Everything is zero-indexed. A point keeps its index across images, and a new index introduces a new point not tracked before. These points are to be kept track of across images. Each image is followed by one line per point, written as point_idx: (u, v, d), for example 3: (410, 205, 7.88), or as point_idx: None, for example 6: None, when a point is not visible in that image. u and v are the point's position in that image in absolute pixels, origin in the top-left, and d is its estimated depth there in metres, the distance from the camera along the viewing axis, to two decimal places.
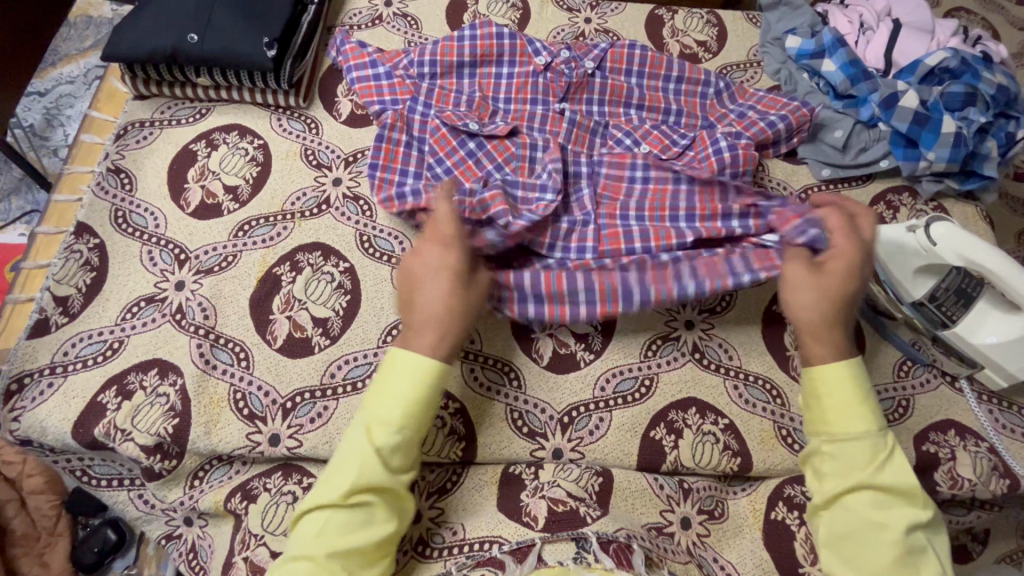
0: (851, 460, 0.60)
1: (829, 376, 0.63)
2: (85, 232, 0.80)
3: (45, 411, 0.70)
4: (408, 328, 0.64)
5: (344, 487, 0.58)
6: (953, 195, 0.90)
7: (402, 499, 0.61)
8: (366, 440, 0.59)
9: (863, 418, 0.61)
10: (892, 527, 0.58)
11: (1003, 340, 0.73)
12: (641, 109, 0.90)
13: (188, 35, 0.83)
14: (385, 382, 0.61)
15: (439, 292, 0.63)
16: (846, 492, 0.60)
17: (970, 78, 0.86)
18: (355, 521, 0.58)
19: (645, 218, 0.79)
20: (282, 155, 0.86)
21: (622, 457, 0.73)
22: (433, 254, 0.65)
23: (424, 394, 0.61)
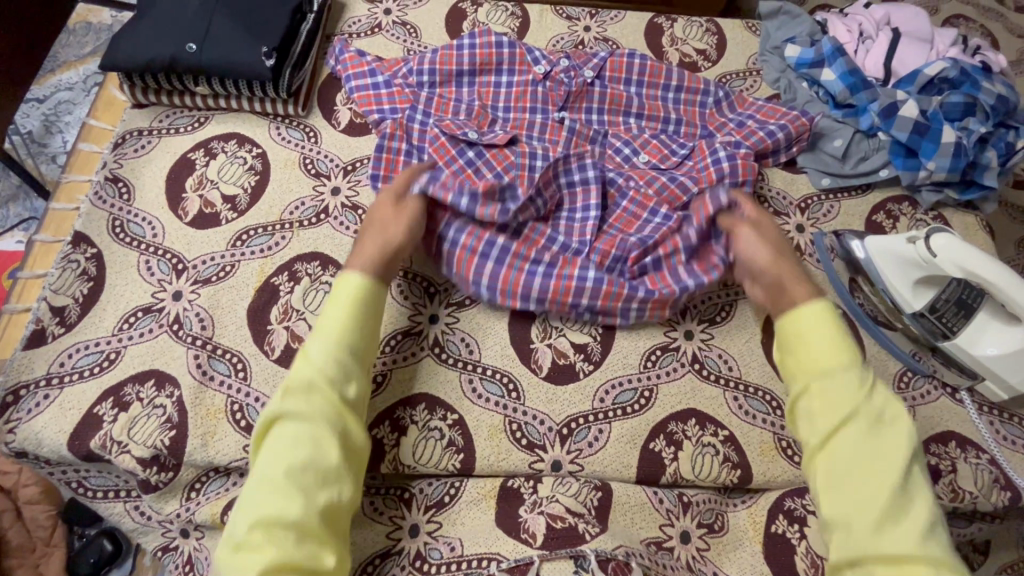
0: (838, 390, 0.64)
1: (807, 315, 0.68)
2: (82, 241, 0.80)
3: (40, 423, 0.70)
4: (358, 250, 0.73)
5: (280, 397, 0.63)
6: (953, 205, 0.89)
7: (343, 413, 0.63)
8: (305, 356, 0.65)
9: (845, 352, 0.66)
10: (884, 453, 0.61)
11: (1004, 351, 0.72)
12: (640, 116, 0.90)
13: (187, 45, 0.83)
14: (334, 301, 0.68)
15: (386, 223, 0.73)
16: (838, 429, 0.63)
17: (969, 88, 0.86)
18: (304, 436, 0.61)
19: (660, 242, 0.77)
20: (281, 164, 0.86)
21: (621, 470, 0.73)
22: (391, 193, 0.75)
23: (354, 308, 0.67)
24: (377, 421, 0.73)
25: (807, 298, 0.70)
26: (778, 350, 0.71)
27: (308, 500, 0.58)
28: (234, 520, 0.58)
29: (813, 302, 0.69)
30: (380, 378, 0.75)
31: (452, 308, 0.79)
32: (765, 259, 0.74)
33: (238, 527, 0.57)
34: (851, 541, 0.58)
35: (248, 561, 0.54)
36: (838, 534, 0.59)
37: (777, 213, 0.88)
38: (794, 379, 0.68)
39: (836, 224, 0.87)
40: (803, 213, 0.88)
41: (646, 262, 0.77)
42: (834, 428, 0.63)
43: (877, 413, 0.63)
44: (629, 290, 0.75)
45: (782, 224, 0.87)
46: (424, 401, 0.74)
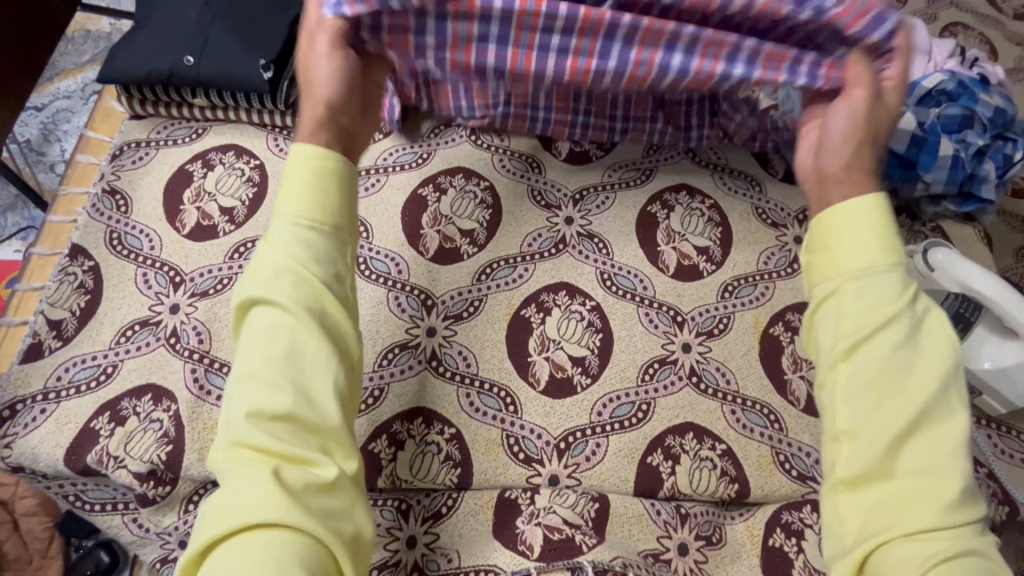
0: (880, 291, 0.57)
1: (860, 211, 0.61)
2: (80, 254, 0.80)
3: (37, 437, 0.70)
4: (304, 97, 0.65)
5: (256, 283, 0.58)
6: (951, 217, 0.89)
7: (324, 300, 0.58)
8: (281, 233, 0.60)
9: (888, 253, 0.59)
10: (915, 366, 0.56)
11: (1002, 366, 0.72)
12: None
13: (185, 58, 0.83)
14: (288, 185, 0.62)
15: (327, 78, 0.64)
16: (878, 330, 0.56)
17: (967, 100, 0.86)
18: (285, 327, 0.56)
19: (698, 47, 0.62)
20: (279, 176, 0.86)
21: (619, 483, 0.73)
22: (322, 37, 0.63)
23: (323, 198, 0.61)
24: (374, 435, 0.73)
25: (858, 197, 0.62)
26: (806, 253, 0.64)
27: (298, 393, 0.54)
28: (224, 424, 0.55)
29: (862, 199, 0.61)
30: (378, 392, 0.75)
31: (450, 321, 0.79)
32: (841, 160, 0.63)
33: (227, 435, 0.54)
34: (864, 454, 0.54)
35: (242, 471, 0.51)
36: (850, 446, 0.55)
37: (775, 225, 0.88)
38: (822, 281, 0.61)
39: None
40: (801, 225, 0.88)
41: (662, 56, 0.62)
42: (873, 330, 0.56)
43: (917, 323, 0.57)
44: (662, 66, 0.62)
45: (779, 236, 0.87)
46: (421, 414, 0.74)
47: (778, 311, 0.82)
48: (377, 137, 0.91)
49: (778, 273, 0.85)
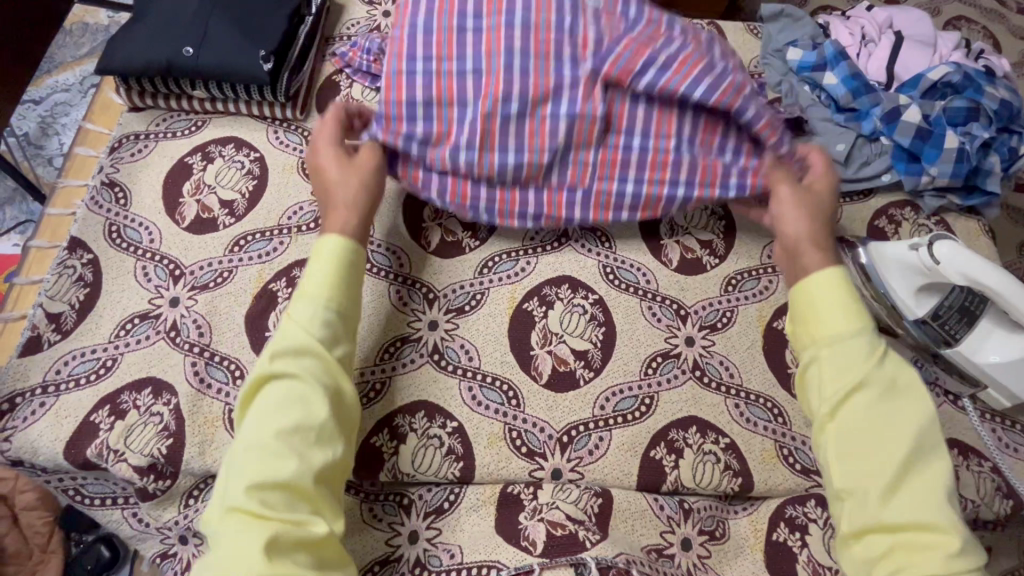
0: (850, 359, 0.60)
1: (824, 279, 0.64)
2: (78, 247, 0.79)
3: (36, 431, 0.69)
4: (325, 209, 0.70)
5: (265, 358, 0.60)
6: (955, 210, 0.89)
7: (331, 371, 0.61)
8: (289, 319, 0.62)
9: (857, 317, 0.62)
10: (894, 423, 0.58)
11: (1007, 360, 0.72)
12: (606, 21, 0.75)
13: (184, 49, 0.82)
14: (314, 266, 0.65)
15: (345, 186, 0.70)
16: (853, 391, 0.59)
17: (972, 93, 0.85)
18: (292, 396, 0.58)
19: (645, 171, 0.76)
20: (279, 169, 0.86)
21: (622, 478, 0.72)
22: (326, 153, 0.72)
23: (338, 275, 0.64)
24: (376, 429, 0.72)
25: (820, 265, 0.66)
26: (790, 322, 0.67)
27: (302, 459, 0.55)
28: (221, 491, 0.55)
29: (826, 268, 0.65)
30: (380, 385, 0.74)
31: (452, 315, 0.79)
32: (794, 231, 0.69)
33: (221, 502, 0.54)
34: (865, 513, 0.55)
35: (238, 536, 0.51)
36: (849, 504, 0.57)
37: None
38: (804, 346, 0.64)
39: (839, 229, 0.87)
40: None
41: (616, 188, 0.77)
42: (848, 392, 0.59)
43: (892, 382, 0.59)
44: (618, 194, 0.77)
45: None
46: (422, 408, 0.74)
47: (782, 305, 0.82)
48: None
49: None
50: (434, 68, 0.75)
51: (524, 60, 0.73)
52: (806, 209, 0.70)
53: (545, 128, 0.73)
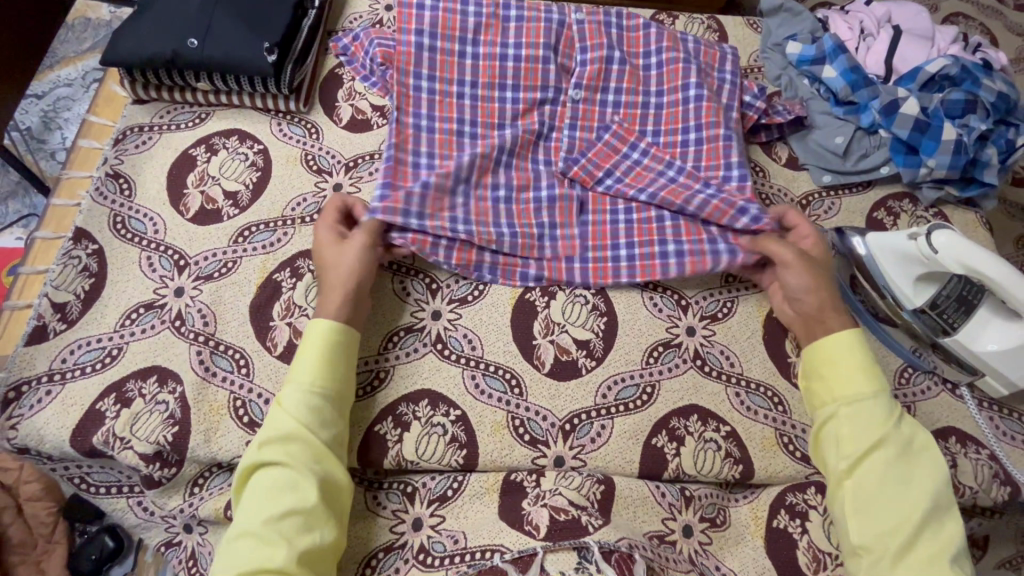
0: (867, 420, 0.65)
1: (843, 344, 0.70)
2: (83, 237, 0.80)
3: (42, 419, 0.70)
4: (323, 288, 0.72)
5: (256, 447, 0.63)
6: (953, 202, 0.90)
7: (323, 458, 0.63)
8: (277, 407, 0.65)
9: (873, 380, 0.67)
10: (907, 484, 0.62)
11: (1004, 348, 0.73)
12: (582, 127, 0.86)
13: (188, 40, 0.82)
14: (302, 356, 0.67)
15: (335, 271, 0.72)
16: (870, 451, 0.63)
17: (970, 86, 0.86)
18: (282, 484, 0.60)
19: (634, 235, 0.80)
20: (283, 160, 0.86)
21: (624, 465, 0.73)
22: (327, 240, 0.75)
23: (324, 365, 0.67)
24: (380, 417, 0.73)
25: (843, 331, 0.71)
26: (805, 377, 0.72)
27: (292, 544, 0.57)
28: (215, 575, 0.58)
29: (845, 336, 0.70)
30: (383, 374, 0.75)
31: (454, 304, 0.79)
32: (814, 302, 0.73)
33: None
34: (879, 570, 0.59)
35: None
36: (864, 560, 0.60)
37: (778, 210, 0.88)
38: (824, 404, 0.69)
39: (838, 221, 0.88)
40: (804, 211, 0.89)
41: (611, 255, 0.80)
42: (864, 450, 0.64)
43: (906, 444, 0.64)
44: (614, 259, 0.80)
45: None
46: (426, 397, 0.74)
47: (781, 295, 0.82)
48: (379, 122, 0.90)
49: None
50: (438, 153, 0.82)
51: (509, 164, 0.82)
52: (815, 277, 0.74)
53: (530, 209, 0.81)
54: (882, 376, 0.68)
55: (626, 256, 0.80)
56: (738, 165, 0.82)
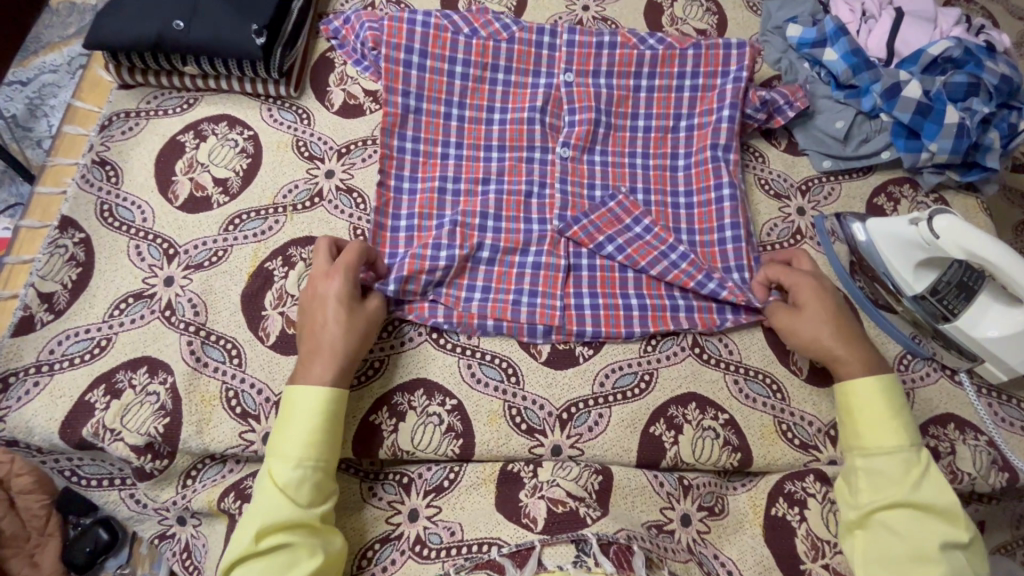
0: (885, 477, 0.64)
1: (860, 394, 0.68)
2: (70, 226, 0.78)
3: (31, 411, 0.69)
4: (315, 348, 0.67)
5: (251, 537, 0.59)
6: (954, 186, 0.89)
7: (321, 531, 0.61)
8: (268, 485, 0.61)
9: (899, 434, 0.65)
10: (925, 543, 0.60)
11: (1004, 333, 0.72)
12: (572, 183, 0.82)
13: (174, 22, 0.80)
14: (294, 421, 0.64)
15: (331, 329, 0.67)
16: (885, 508, 0.63)
17: (972, 68, 0.85)
18: (276, 566, 0.58)
19: (598, 284, 0.79)
20: (273, 147, 0.84)
21: (622, 454, 0.72)
22: (338, 290, 0.68)
23: (313, 430, 0.63)
24: (374, 407, 0.72)
25: (857, 375, 0.69)
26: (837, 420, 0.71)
27: None
28: None
29: (863, 383, 0.68)
30: (378, 364, 0.74)
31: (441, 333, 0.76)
32: (817, 352, 0.71)
33: None
34: None
35: None
36: None
37: (777, 196, 0.87)
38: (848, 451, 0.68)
39: (837, 206, 0.87)
40: (804, 196, 0.87)
41: (622, 303, 0.78)
42: (877, 507, 0.63)
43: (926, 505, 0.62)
44: (625, 308, 0.77)
45: (782, 206, 0.87)
46: (422, 386, 0.73)
47: None
48: (372, 107, 0.88)
49: (782, 244, 0.84)
50: (421, 188, 0.81)
51: (497, 217, 0.80)
52: (816, 326, 0.71)
53: (519, 239, 0.79)
54: (906, 427, 0.66)
55: (637, 304, 0.78)
56: (733, 224, 0.81)
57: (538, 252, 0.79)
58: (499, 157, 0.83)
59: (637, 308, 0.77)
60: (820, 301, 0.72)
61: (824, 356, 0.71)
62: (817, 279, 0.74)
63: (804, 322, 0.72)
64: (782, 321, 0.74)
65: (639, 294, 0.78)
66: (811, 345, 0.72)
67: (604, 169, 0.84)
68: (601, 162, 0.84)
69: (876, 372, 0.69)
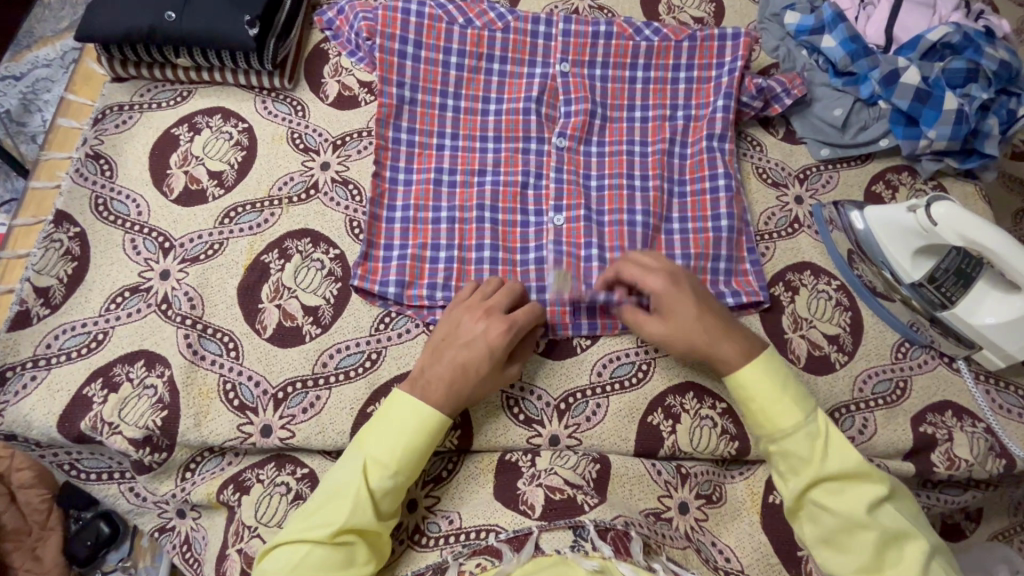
0: (796, 457, 0.62)
1: (746, 382, 0.65)
2: (64, 220, 0.78)
3: (28, 405, 0.69)
4: (446, 384, 0.64)
5: (329, 530, 0.58)
6: (952, 174, 0.89)
7: (378, 546, 0.61)
8: (362, 480, 0.60)
9: (791, 410, 0.63)
10: (855, 515, 0.59)
11: (1003, 321, 0.72)
12: (569, 172, 0.82)
13: (166, 14, 0.79)
14: (387, 423, 0.63)
15: (473, 369, 0.65)
16: (807, 489, 0.62)
17: (972, 54, 0.84)
18: (335, 563, 0.57)
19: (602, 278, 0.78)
20: (268, 139, 0.84)
21: (619, 443, 0.72)
22: (498, 345, 0.66)
23: (415, 442, 0.62)
24: (372, 399, 0.72)
25: (740, 367, 0.66)
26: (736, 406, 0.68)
27: None
28: None
29: (748, 370, 0.65)
30: (375, 355, 0.74)
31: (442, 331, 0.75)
32: (696, 353, 0.67)
33: None
34: None
35: None
36: None
37: (775, 184, 0.87)
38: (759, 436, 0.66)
39: (835, 194, 0.87)
40: (802, 184, 0.87)
41: None
42: (802, 491, 0.62)
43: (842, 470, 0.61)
44: None
45: (780, 195, 0.86)
46: None
47: (779, 271, 0.82)
48: (367, 98, 0.87)
49: (779, 233, 0.84)
50: (421, 176, 0.81)
51: (495, 211, 0.79)
52: (689, 329, 0.67)
53: (517, 233, 0.79)
54: (795, 398, 0.64)
55: None
56: (728, 216, 0.81)
57: (538, 248, 0.79)
58: (495, 147, 0.83)
59: None
60: (685, 301, 0.68)
61: (703, 356, 0.67)
62: (670, 276, 0.69)
63: (673, 329, 0.68)
64: (654, 332, 0.69)
65: None
66: (689, 350, 0.68)
67: (601, 161, 0.84)
68: (596, 154, 0.84)
69: (754, 356, 0.66)
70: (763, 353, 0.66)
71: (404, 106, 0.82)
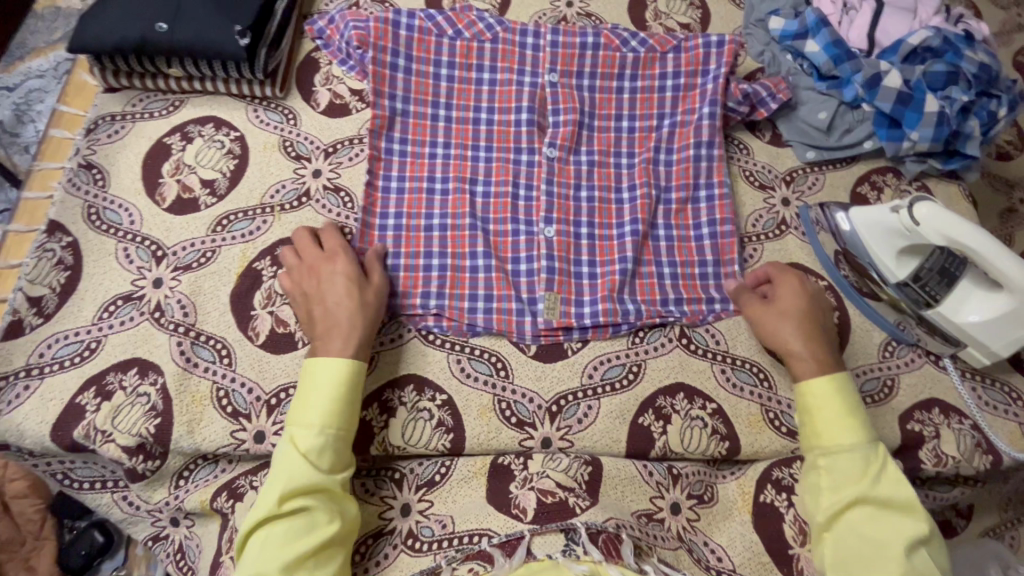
0: (845, 472, 0.64)
1: (816, 391, 0.68)
2: (58, 230, 0.78)
3: (21, 415, 0.69)
4: (324, 335, 0.68)
5: (273, 498, 0.60)
6: (936, 174, 0.90)
7: (340, 499, 0.63)
8: (292, 449, 0.62)
9: (855, 430, 0.65)
10: (889, 544, 0.60)
11: (986, 318, 0.73)
12: (559, 183, 0.83)
13: (157, 25, 0.80)
14: (309, 393, 0.65)
15: (344, 299, 0.70)
16: (845, 509, 0.63)
17: (952, 57, 0.86)
18: (297, 529, 0.59)
19: (598, 290, 0.79)
20: (260, 148, 0.84)
21: (611, 445, 0.73)
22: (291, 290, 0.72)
23: (338, 395, 0.65)
24: (365, 404, 0.72)
25: (813, 373, 0.69)
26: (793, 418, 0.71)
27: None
28: None
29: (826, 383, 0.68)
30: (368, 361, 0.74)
31: (434, 337, 0.76)
32: (783, 347, 0.72)
33: None
34: None
35: None
36: None
37: (762, 187, 0.88)
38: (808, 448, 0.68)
39: (821, 196, 0.88)
40: (788, 187, 0.88)
41: (620, 309, 0.77)
42: (841, 507, 0.63)
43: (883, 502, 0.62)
44: (623, 313, 0.77)
45: (767, 198, 0.87)
46: (413, 381, 0.74)
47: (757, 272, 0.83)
48: (359, 107, 0.88)
49: (766, 235, 0.85)
50: (413, 186, 0.81)
51: (486, 221, 0.81)
52: (792, 322, 0.72)
53: (509, 243, 0.80)
54: (863, 426, 0.66)
55: (635, 310, 0.77)
56: (709, 223, 0.83)
57: (530, 254, 0.79)
58: (487, 155, 0.84)
59: (636, 314, 0.77)
60: (802, 299, 0.74)
61: (783, 350, 0.72)
62: (799, 280, 0.75)
63: (773, 313, 0.73)
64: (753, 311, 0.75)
65: (635, 300, 0.78)
66: (772, 337, 0.73)
67: (591, 169, 0.85)
68: (587, 161, 0.85)
69: (832, 373, 0.69)
70: (844, 377, 0.69)
71: (395, 118, 0.83)
